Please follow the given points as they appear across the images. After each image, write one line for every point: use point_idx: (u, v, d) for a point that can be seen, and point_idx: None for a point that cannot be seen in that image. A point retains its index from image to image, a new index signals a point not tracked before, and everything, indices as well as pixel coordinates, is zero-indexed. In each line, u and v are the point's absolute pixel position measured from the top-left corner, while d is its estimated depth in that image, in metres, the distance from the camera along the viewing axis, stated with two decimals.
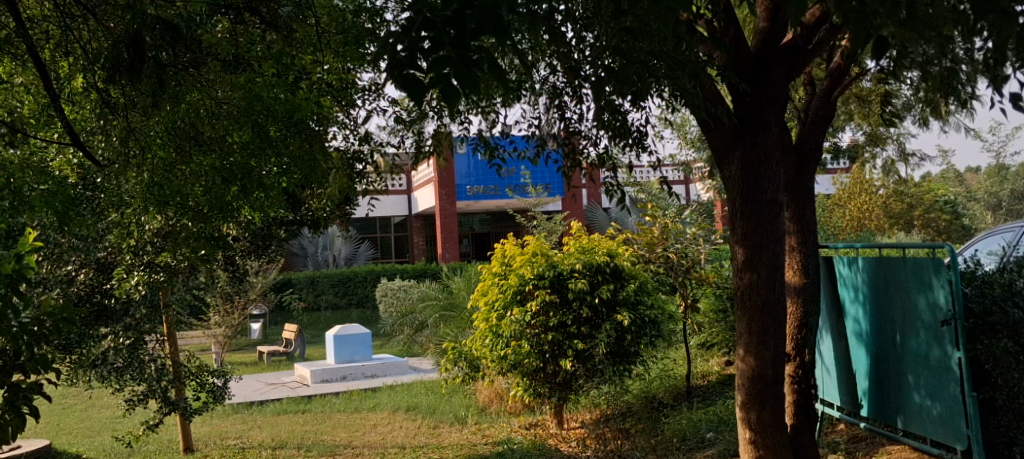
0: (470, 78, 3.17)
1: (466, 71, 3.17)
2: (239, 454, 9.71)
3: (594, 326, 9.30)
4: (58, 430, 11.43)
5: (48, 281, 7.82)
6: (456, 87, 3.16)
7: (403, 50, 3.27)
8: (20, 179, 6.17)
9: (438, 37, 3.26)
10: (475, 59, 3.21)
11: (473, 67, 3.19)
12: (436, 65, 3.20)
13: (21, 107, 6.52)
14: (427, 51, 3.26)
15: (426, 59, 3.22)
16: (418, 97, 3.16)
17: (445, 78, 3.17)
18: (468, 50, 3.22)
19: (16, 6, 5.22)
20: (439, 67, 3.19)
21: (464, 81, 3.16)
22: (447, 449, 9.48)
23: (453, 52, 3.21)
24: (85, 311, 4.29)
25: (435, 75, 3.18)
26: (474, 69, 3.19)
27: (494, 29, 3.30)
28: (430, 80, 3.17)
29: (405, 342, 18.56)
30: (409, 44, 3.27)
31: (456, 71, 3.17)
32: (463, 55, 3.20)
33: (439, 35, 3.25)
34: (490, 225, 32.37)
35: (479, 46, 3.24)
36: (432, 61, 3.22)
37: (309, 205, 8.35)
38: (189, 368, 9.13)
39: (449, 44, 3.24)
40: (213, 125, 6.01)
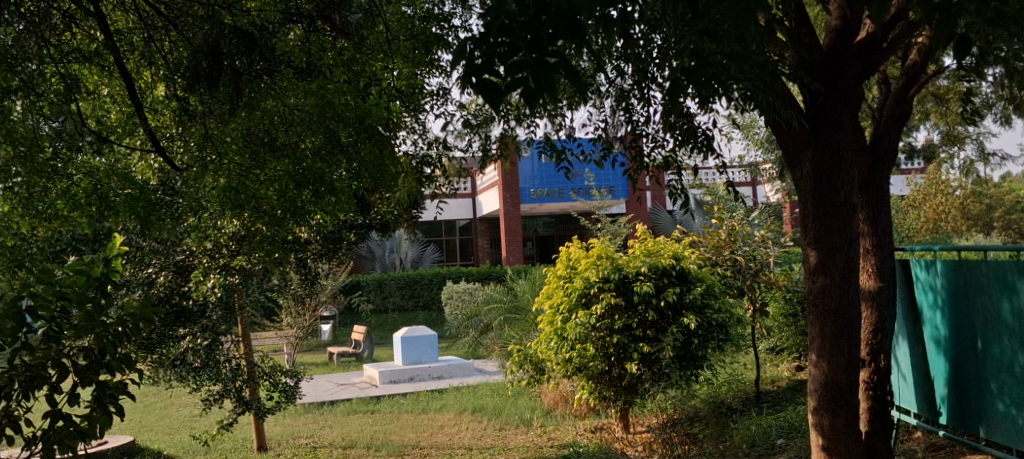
0: (548, 81, 3.22)
1: (543, 74, 3.24)
2: (310, 453, 9.90)
3: (660, 329, 9.22)
4: (139, 427, 11.82)
5: (130, 283, 8.15)
6: (534, 92, 3.21)
7: (480, 55, 3.35)
8: (105, 185, 6.68)
9: (515, 42, 3.32)
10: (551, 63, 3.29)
11: (550, 71, 3.26)
12: (514, 69, 3.27)
13: (108, 116, 6.89)
14: (505, 55, 3.32)
15: (504, 62, 3.28)
16: (496, 103, 3.25)
17: (523, 82, 3.22)
18: (544, 53, 3.29)
19: (105, 19, 5.42)
20: (516, 71, 3.25)
21: (541, 86, 3.21)
22: (513, 452, 9.54)
23: (530, 57, 3.28)
24: (165, 310, 4.54)
25: (513, 79, 3.23)
26: (552, 72, 3.24)
27: (571, 34, 3.30)
28: (509, 84, 3.23)
29: (471, 344, 18.68)
30: (486, 48, 3.35)
31: (532, 75, 3.24)
32: (541, 59, 3.27)
33: (516, 40, 3.31)
34: (554, 228, 32.40)
35: (556, 51, 3.31)
36: (509, 66, 3.28)
37: (378, 209, 8.49)
38: (263, 368, 9.31)
39: (526, 49, 3.29)
40: (287, 130, 6.21)
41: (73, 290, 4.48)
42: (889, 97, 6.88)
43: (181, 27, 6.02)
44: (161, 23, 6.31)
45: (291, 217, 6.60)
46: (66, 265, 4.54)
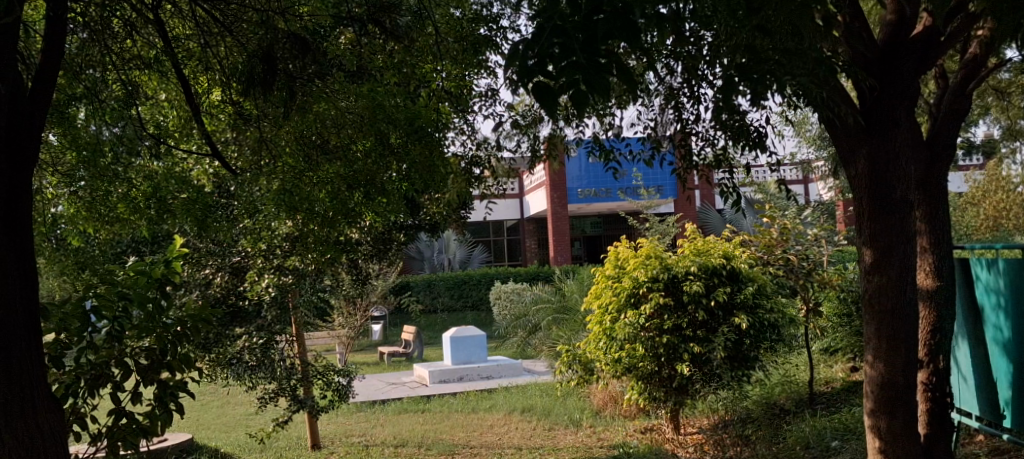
0: (600, 82, 3.22)
1: (597, 76, 3.22)
2: (363, 451, 10.01)
3: (710, 329, 9.14)
4: (197, 425, 12.05)
5: (188, 283, 8.36)
6: (586, 94, 3.21)
7: (532, 55, 3.31)
8: (163, 189, 6.89)
9: (568, 42, 3.31)
10: (604, 64, 3.27)
11: (602, 72, 3.25)
12: (567, 71, 3.26)
13: (165, 121, 7.06)
14: (557, 56, 3.30)
15: (555, 64, 3.26)
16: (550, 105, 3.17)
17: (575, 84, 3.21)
18: (597, 54, 3.27)
19: (164, 27, 5.62)
20: (569, 73, 3.23)
21: (594, 86, 3.21)
22: (563, 452, 9.55)
23: (583, 58, 3.27)
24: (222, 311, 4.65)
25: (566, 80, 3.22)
26: (604, 73, 3.22)
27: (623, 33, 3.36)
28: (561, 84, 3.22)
29: (519, 344, 18.73)
30: (539, 49, 3.32)
31: (586, 77, 3.22)
32: (593, 61, 3.25)
33: (569, 41, 3.30)
34: (602, 228, 32.32)
35: (608, 51, 3.31)
36: (562, 67, 3.27)
37: (427, 209, 8.56)
38: (316, 367, 9.42)
39: (579, 50, 3.29)
40: (338, 133, 6.17)
41: (134, 290, 4.59)
42: (948, 92, 6.74)
43: (237, 31, 6.24)
44: (217, 28, 6.38)
45: (342, 218, 6.67)
46: (128, 267, 4.65)
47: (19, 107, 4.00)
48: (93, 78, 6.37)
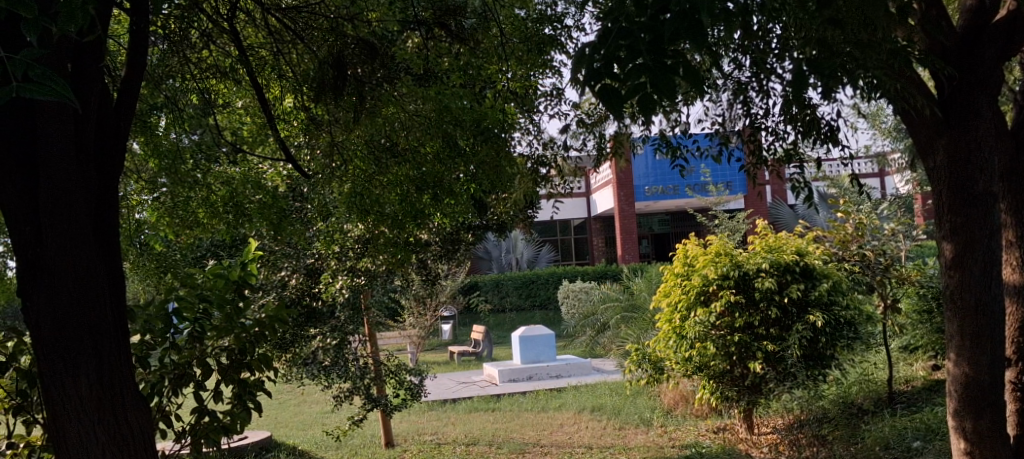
0: (667, 83, 3.23)
1: (663, 78, 3.23)
2: (435, 450, 10.14)
3: (784, 327, 9.05)
4: (274, 423, 12.35)
5: (266, 286, 8.59)
6: (654, 96, 3.23)
7: (600, 59, 3.39)
8: (239, 193, 7.07)
9: (635, 45, 3.35)
10: (670, 64, 3.28)
11: (668, 72, 3.26)
12: (635, 73, 3.27)
13: (241, 128, 7.29)
14: (624, 60, 3.36)
15: (623, 67, 3.31)
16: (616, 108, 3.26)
17: (642, 87, 3.24)
18: (664, 56, 3.28)
19: (240, 37, 5.94)
20: (636, 75, 3.26)
21: (660, 87, 3.22)
22: (634, 451, 9.52)
23: (650, 60, 3.28)
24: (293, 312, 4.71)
25: (632, 82, 3.25)
26: (671, 73, 3.23)
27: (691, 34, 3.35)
28: (629, 88, 3.25)
29: (587, 343, 18.73)
30: (607, 53, 3.39)
31: (653, 79, 3.24)
32: (660, 62, 3.26)
33: (635, 43, 3.33)
34: (670, 226, 32.08)
35: (676, 51, 3.31)
36: (630, 69, 3.30)
37: (495, 210, 8.65)
38: (388, 366, 9.54)
39: (645, 52, 3.32)
40: (406, 135, 6.31)
41: (214, 293, 4.74)
42: None
43: (308, 39, 6.52)
44: (289, 36, 6.66)
45: (411, 220, 6.66)
46: (209, 270, 4.83)
47: (104, 119, 4.18)
48: (173, 89, 6.61)
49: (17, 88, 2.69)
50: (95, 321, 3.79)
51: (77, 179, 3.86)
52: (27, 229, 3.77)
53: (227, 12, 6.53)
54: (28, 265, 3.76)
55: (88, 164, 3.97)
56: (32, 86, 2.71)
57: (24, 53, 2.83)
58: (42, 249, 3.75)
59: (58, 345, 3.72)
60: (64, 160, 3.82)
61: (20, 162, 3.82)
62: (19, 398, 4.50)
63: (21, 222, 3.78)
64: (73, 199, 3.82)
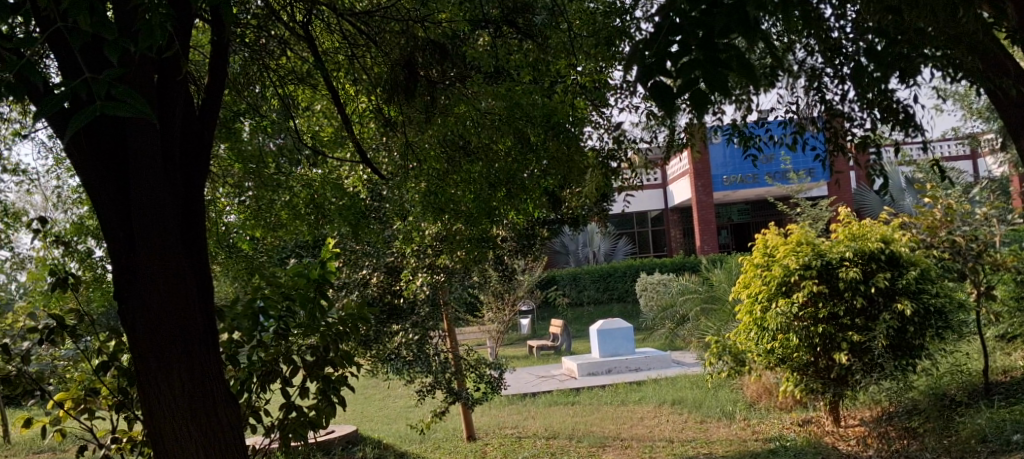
0: (719, 80, 3.13)
1: (714, 71, 3.14)
2: (517, 443, 10.24)
3: (870, 317, 8.86)
4: (360, 417, 12.65)
5: (348, 284, 8.84)
6: (706, 91, 3.11)
7: (651, 57, 3.28)
8: (320, 196, 7.31)
9: (686, 40, 3.27)
10: (723, 59, 3.17)
11: (719, 66, 3.15)
12: (687, 69, 3.18)
13: (320, 130, 7.47)
14: (675, 57, 3.27)
15: (675, 64, 3.21)
16: (668, 105, 3.11)
17: (694, 82, 3.14)
18: (716, 50, 3.19)
19: (314, 43, 6.14)
20: (688, 71, 3.17)
21: (713, 84, 3.12)
22: (716, 445, 9.47)
23: (702, 56, 3.19)
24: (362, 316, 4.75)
25: (684, 80, 3.15)
26: (723, 69, 3.13)
27: (743, 27, 3.26)
28: (682, 84, 3.15)
29: (667, 336, 18.61)
30: (658, 49, 3.32)
31: (705, 74, 3.14)
32: (711, 57, 3.17)
33: (687, 38, 3.26)
34: (750, 215, 31.61)
35: (727, 45, 3.20)
36: (681, 67, 3.20)
37: (569, 204, 8.68)
38: (468, 361, 9.66)
39: (697, 48, 3.23)
40: (478, 133, 6.42)
41: (296, 291, 4.94)
42: None
43: (381, 42, 6.54)
44: (364, 41, 6.77)
45: (486, 218, 6.86)
46: (289, 269, 5.00)
47: (190, 127, 4.37)
48: (255, 95, 6.86)
49: (101, 106, 2.89)
50: (185, 319, 3.97)
51: (165, 187, 4.05)
52: (119, 235, 3.97)
53: (302, 18, 6.69)
54: (122, 269, 3.96)
55: (175, 172, 4.16)
56: (112, 104, 2.89)
57: (106, 73, 3.03)
58: (134, 255, 3.95)
59: (153, 344, 3.92)
60: (153, 168, 4.01)
61: (113, 171, 4.04)
62: (121, 395, 4.77)
63: (115, 227, 3.98)
64: (161, 205, 4.01)
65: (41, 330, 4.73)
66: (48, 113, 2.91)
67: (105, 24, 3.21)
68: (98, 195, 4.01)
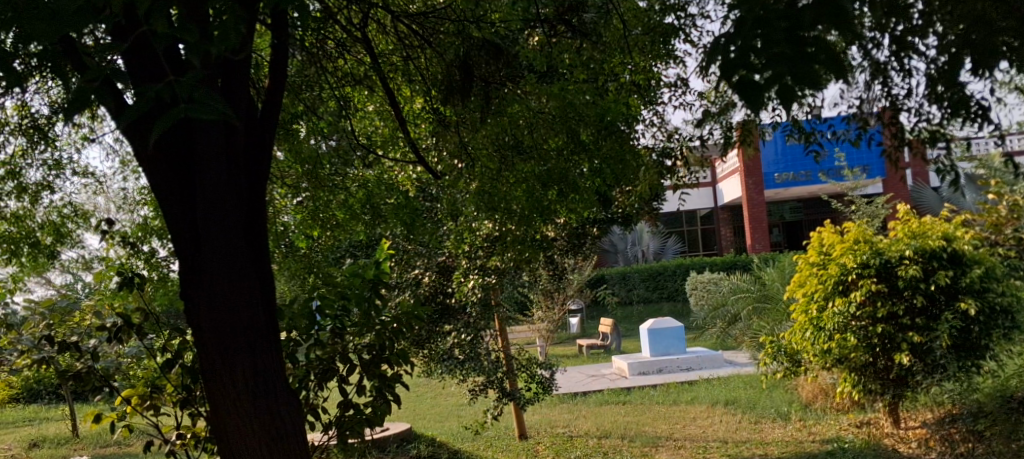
0: (812, 74, 2.97)
1: (806, 67, 2.98)
2: (569, 443, 10.23)
3: (931, 317, 8.65)
4: (413, 415, 12.76)
5: (400, 284, 8.92)
6: (794, 85, 2.96)
7: (736, 50, 3.13)
8: (376, 195, 7.47)
9: (770, 34, 3.08)
10: (810, 54, 3.02)
11: (809, 61, 3.00)
12: (774, 64, 3.01)
13: (375, 131, 7.59)
14: (761, 50, 3.07)
15: (761, 57, 3.04)
16: (756, 101, 3.01)
17: (783, 76, 2.98)
18: (804, 44, 3.04)
19: (371, 45, 6.30)
20: (776, 66, 3.00)
21: (801, 77, 2.96)
22: (771, 446, 9.34)
23: (790, 50, 3.03)
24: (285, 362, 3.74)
25: (772, 73, 2.99)
26: (813, 63, 2.98)
27: (833, 21, 3.09)
28: (768, 77, 2.99)
29: (718, 336, 18.45)
30: (742, 43, 3.12)
31: (795, 69, 2.97)
32: (800, 52, 3.02)
33: (772, 31, 3.08)
34: (802, 214, 31.24)
35: (814, 39, 3.05)
36: (768, 61, 3.03)
37: (620, 203, 8.67)
38: (520, 360, 9.66)
39: (783, 42, 3.06)
40: (532, 134, 6.44)
41: (351, 290, 5.07)
42: None
43: (436, 43, 6.68)
44: (418, 42, 6.87)
45: (539, 218, 6.73)
46: (345, 268, 5.12)
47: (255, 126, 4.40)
48: (312, 96, 6.98)
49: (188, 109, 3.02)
50: (248, 317, 4.03)
51: (227, 187, 4.11)
52: (186, 233, 4.05)
53: (359, 21, 6.82)
54: (187, 267, 4.03)
55: (239, 172, 4.21)
56: (196, 107, 3.06)
57: (189, 76, 3.23)
58: (199, 254, 4.02)
59: (216, 342, 3.98)
60: (218, 169, 4.09)
61: (179, 171, 4.10)
62: (185, 392, 4.87)
63: (181, 226, 4.06)
64: (224, 204, 4.07)
65: (110, 327, 4.88)
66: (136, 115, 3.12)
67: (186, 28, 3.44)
68: (166, 193, 4.09)
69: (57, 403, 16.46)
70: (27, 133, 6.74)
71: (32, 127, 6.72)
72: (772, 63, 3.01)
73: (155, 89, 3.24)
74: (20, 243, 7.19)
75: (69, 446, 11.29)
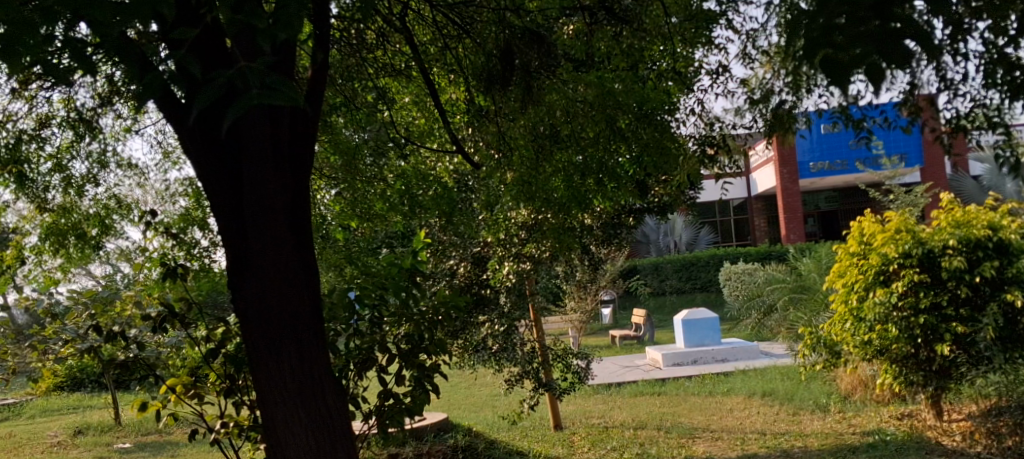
0: (899, 52, 2.77)
1: (894, 46, 2.76)
2: (605, 433, 10.20)
3: (976, 308, 8.52)
4: (448, 405, 12.80)
5: (436, 273, 8.91)
6: (883, 65, 2.78)
7: (819, 24, 2.91)
8: (413, 184, 7.61)
9: (852, 8, 2.83)
10: (900, 30, 2.79)
11: (898, 36, 2.78)
12: (859, 44, 2.80)
13: (413, 121, 7.65)
14: (846, 28, 2.84)
15: (845, 35, 2.83)
16: (842, 81, 2.85)
17: (868, 56, 2.79)
18: (893, 17, 2.78)
19: (410, 36, 6.30)
20: (862, 45, 2.80)
21: (890, 57, 2.77)
22: (811, 438, 9.24)
23: (877, 25, 2.79)
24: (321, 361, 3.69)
25: (859, 52, 2.80)
26: (902, 42, 2.77)
27: None
28: (854, 58, 2.80)
29: (753, 327, 18.31)
30: (824, 19, 2.89)
31: (883, 50, 2.77)
32: (887, 28, 2.78)
33: (857, 9, 2.80)
34: (838, 203, 30.92)
35: (905, 11, 2.80)
36: (853, 37, 2.82)
37: (656, 191, 8.62)
38: (555, 351, 9.62)
39: (869, 14, 2.80)
40: (569, 122, 6.41)
41: (389, 280, 5.10)
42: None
43: (474, 32, 6.66)
44: (456, 32, 6.86)
45: (577, 204, 6.92)
46: (383, 258, 5.18)
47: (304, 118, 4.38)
48: (350, 87, 7.01)
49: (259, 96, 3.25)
50: (295, 312, 4.03)
51: (275, 180, 4.11)
52: (232, 225, 4.07)
53: (398, 11, 6.82)
54: (235, 261, 4.06)
55: (286, 165, 4.21)
56: (266, 95, 3.28)
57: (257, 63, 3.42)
58: (245, 245, 4.04)
59: (261, 331, 4.00)
60: (263, 160, 4.10)
61: (225, 163, 4.13)
62: (228, 381, 4.92)
63: (229, 220, 4.08)
64: (271, 198, 4.08)
65: (154, 317, 4.94)
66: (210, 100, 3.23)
67: (256, 14, 3.55)
68: (214, 186, 4.12)
69: (101, 391, 16.70)
70: (73, 126, 6.82)
71: (77, 120, 6.80)
72: (860, 41, 2.81)
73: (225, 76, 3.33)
74: (67, 234, 7.29)
75: (112, 434, 11.46)
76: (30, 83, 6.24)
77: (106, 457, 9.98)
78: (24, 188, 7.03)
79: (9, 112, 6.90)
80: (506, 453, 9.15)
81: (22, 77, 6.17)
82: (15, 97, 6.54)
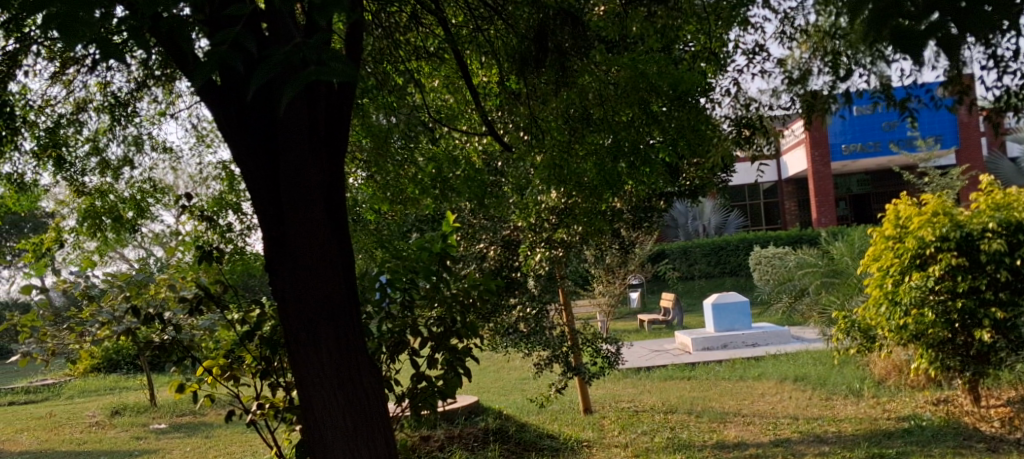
0: (973, 24, 3.24)
1: (969, 19, 3.23)
2: (635, 417, 10.16)
3: (1016, 292, 8.37)
4: (478, 388, 12.82)
5: (466, 257, 8.89)
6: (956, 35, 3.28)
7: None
8: (445, 167, 7.62)
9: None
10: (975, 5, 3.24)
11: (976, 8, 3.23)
12: (935, 10, 3.28)
13: (444, 102, 7.73)
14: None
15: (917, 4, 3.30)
16: (914, 48, 3.33)
17: (943, 26, 3.28)
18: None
19: (445, 20, 6.31)
20: (937, 12, 3.28)
21: (966, 27, 3.25)
22: (845, 423, 9.14)
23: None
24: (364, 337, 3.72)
25: (934, 20, 3.29)
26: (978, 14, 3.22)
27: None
28: (931, 28, 3.30)
29: (784, 311, 18.16)
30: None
31: (959, 20, 3.25)
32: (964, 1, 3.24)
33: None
34: (870, 186, 30.57)
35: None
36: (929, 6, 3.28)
37: (688, 174, 8.55)
38: (585, 335, 9.58)
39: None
40: (602, 105, 6.41)
41: (419, 264, 5.09)
42: None
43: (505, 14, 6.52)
44: (488, 13, 6.80)
45: (608, 187, 6.88)
46: (413, 242, 5.15)
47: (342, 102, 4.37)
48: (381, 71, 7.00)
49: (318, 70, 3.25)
50: (332, 294, 4.03)
51: (313, 163, 4.12)
52: (269, 209, 4.08)
53: None
54: (273, 243, 4.07)
55: (323, 149, 4.22)
56: (323, 70, 3.28)
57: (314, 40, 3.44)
58: (282, 229, 4.05)
59: (299, 312, 4.01)
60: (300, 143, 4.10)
61: (263, 147, 4.14)
62: (264, 363, 4.96)
63: (266, 202, 4.09)
64: (309, 180, 4.08)
65: (192, 298, 4.99)
66: (269, 75, 3.29)
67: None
68: (252, 167, 4.13)
69: (136, 373, 16.91)
70: (109, 110, 6.87)
71: (113, 104, 6.85)
72: (937, 8, 3.27)
73: (283, 51, 3.40)
74: (102, 216, 7.36)
75: (148, 414, 11.60)
76: (67, 66, 6.28)
77: (142, 437, 10.12)
78: (62, 171, 7.09)
79: (47, 97, 6.96)
80: (536, 437, 9.14)
81: (60, 62, 6.23)
82: (53, 81, 6.60)
